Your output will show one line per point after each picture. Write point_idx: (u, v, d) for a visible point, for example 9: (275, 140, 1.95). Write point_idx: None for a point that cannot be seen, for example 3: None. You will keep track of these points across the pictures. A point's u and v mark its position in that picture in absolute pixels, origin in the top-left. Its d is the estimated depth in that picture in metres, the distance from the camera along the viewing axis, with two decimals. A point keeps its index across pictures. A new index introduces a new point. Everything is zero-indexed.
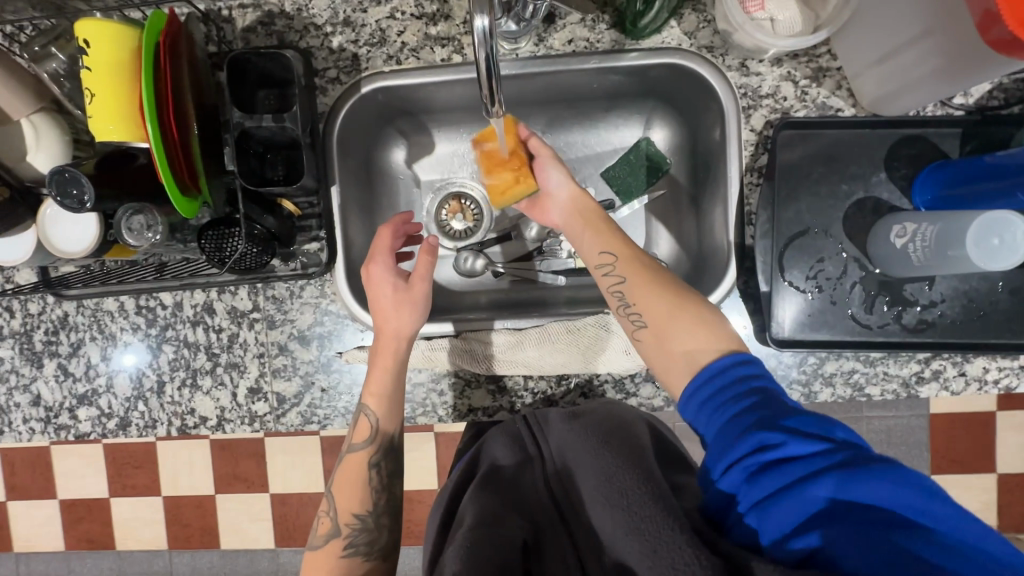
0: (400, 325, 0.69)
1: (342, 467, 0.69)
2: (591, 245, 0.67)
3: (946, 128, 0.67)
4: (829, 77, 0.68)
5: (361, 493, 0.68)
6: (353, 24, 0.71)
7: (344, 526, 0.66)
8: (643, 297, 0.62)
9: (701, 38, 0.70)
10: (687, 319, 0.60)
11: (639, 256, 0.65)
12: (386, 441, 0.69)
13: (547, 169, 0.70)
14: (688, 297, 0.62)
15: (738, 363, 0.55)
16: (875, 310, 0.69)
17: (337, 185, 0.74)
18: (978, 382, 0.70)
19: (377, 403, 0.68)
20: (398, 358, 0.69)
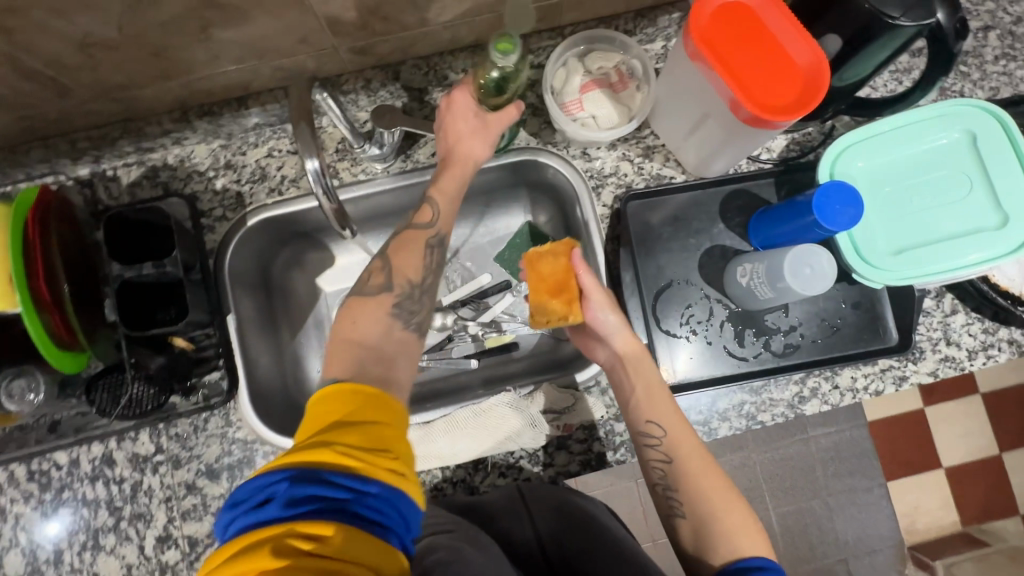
0: (475, 152, 0.71)
1: (400, 237, 0.68)
2: (646, 409, 0.66)
3: (761, 180, 0.79)
4: (658, 152, 0.79)
5: (416, 262, 0.66)
6: (234, 166, 0.78)
7: (397, 283, 0.64)
8: (696, 486, 0.62)
9: (545, 136, 0.80)
10: (731, 510, 0.61)
11: (691, 436, 0.65)
12: (443, 229, 0.69)
13: (604, 307, 0.68)
14: (728, 484, 0.63)
15: (762, 567, 0.56)
16: (746, 343, 0.77)
17: (233, 313, 0.77)
18: (850, 391, 0.77)
19: (448, 188, 0.71)
20: (472, 162, 0.72)
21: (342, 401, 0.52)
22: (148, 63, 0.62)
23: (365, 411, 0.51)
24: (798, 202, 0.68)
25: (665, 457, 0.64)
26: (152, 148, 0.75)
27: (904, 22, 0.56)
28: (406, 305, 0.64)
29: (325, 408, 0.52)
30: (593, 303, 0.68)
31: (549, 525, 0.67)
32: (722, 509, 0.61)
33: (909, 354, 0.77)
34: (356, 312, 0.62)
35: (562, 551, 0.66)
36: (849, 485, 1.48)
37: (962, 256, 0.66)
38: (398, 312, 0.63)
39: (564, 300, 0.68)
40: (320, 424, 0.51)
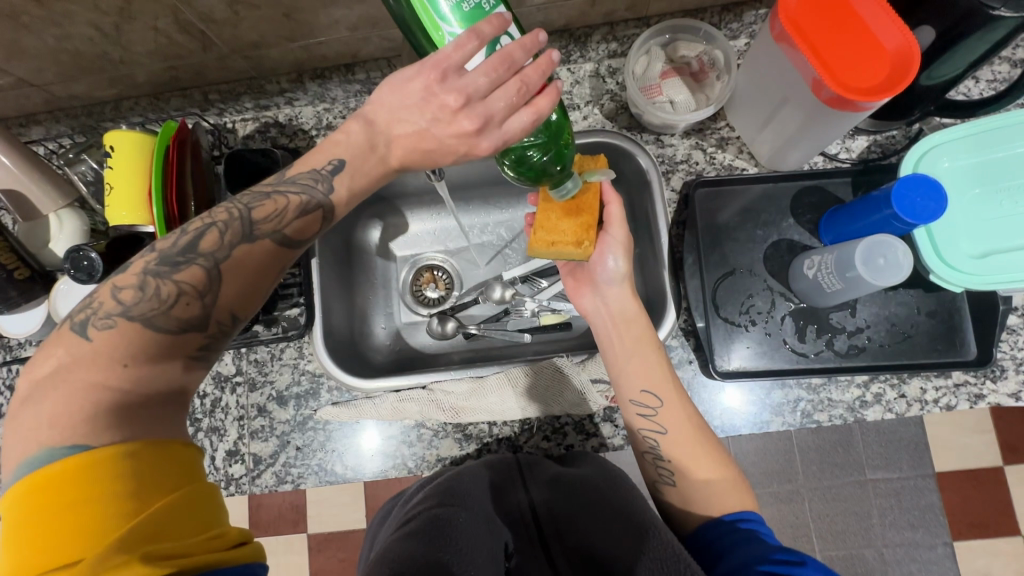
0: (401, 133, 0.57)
1: (233, 262, 0.50)
2: (637, 378, 0.68)
3: (837, 179, 0.78)
4: (731, 144, 0.81)
5: (250, 296, 0.51)
6: (334, 127, 0.87)
7: (213, 324, 0.49)
8: (683, 451, 0.65)
9: (620, 121, 0.83)
10: (714, 467, 0.64)
11: (682, 404, 0.67)
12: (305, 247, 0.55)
13: (613, 250, 0.72)
14: (713, 446, 0.66)
15: (743, 518, 0.58)
16: (807, 339, 0.75)
17: (317, 257, 0.83)
18: (918, 403, 0.74)
19: (345, 182, 0.56)
20: (371, 162, 0.57)
21: (100, 481, 0.38)
22: (279, 24, 0.71)
23: (136, 488, 0.39)
24: (874, 196, 0.67)
25: (657, 428, 0.66)
26: (268, 105, 0.86)
27: (1004, 12, 0.54)
28: (214, 346, 0.51)
29: (67, 509, 0.38)
30: (608, 240, 0.72)
31: (542, 491, 0.67)
32: (706, 468, 0.63)
33: (988, 371, 0.73)
34: (130, 345, 0.45)
35: (552, 510, 0.64)
36: (909, 538, 1.38)
37: None
38: (207, 354, 0.50)
39: (577, 228, 0.70)
40: (74, 526, 0.37)
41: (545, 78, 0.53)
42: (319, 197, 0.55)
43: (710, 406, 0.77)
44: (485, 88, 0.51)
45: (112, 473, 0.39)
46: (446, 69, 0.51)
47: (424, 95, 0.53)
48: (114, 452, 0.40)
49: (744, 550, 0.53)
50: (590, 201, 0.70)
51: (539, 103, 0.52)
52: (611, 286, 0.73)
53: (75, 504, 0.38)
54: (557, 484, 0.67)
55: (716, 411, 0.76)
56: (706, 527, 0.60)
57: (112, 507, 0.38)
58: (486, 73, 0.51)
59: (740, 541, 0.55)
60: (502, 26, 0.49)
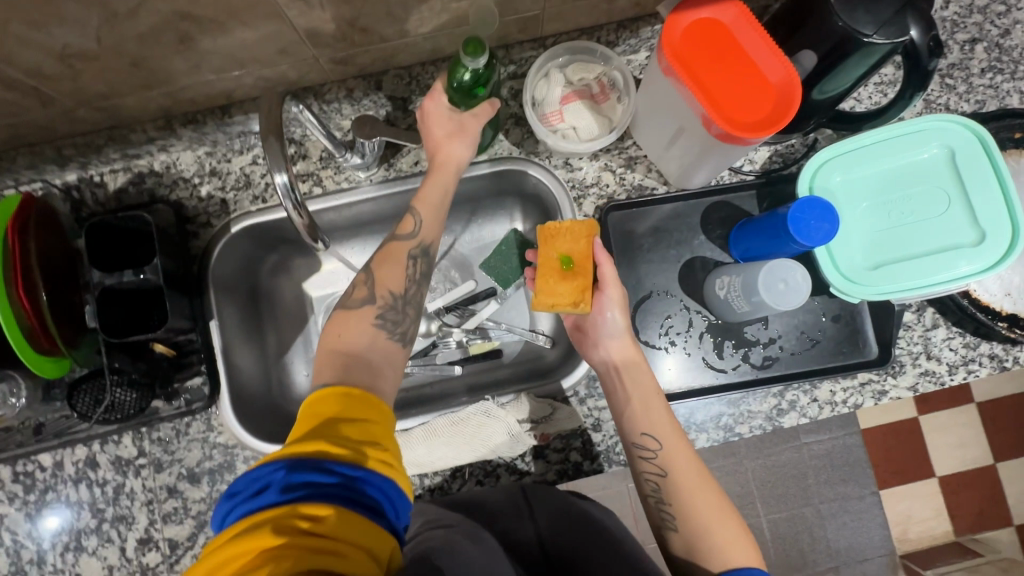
0: (451, 158, 0.71)
1: (384, 248, 0.69)
2: (640, 420, 0.68)
3: (743, 192, 0.79)
4: (640, 163, 0.80)
5: (398, 274, 0.67)
6: (219, 173, 0.79)
7: (379, 296, 0.65)
8: (687, 496, 0.64)
9: (528, 146, 0.80)
10: (715, 504, 0.64)
11: (687, 449, 0.66)
12: (427, 241, 0.70)
13: (609, 306, 0.71)
14: (718, 492, 0.65)
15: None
16: (724, 354, 0.77)
17: (216, 319, 0.77)
18: (828, 405, 0.77)
19: (432, 194, 0.71)
20: (445, 171, 0.72)
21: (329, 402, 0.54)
22: (129, 74, 0.63)
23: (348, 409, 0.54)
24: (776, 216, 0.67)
25: (659, 472, 0.66)
26: (139, 154, 0.77)
27: (876, 39, 0.55)
28: (388, 317, 0.65)
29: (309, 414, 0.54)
30: (604, 299, 0.71)
31: (550, 523, 0.67)
32: (710, 516, 0.63)
33: (888, 367, 0.77)
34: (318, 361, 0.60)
35: (561, 548, 0.66)
36: (841, 492, 1.50)
37: (936, 272, 0.67)
38: (383, 322, 0.65)
39: (574, 291, 0.70)
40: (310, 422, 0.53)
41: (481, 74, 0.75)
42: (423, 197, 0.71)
43: None
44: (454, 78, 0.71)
45: (338, 396, 0.54)
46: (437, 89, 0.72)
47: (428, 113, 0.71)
48: (343, 391, 0.55)
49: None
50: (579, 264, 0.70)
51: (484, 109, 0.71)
52: (612, 339, 0.72)
53: (314, 414, 0.53)
54: (566, 512, 0.67)
55: None
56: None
57: (338, 417, 0.53)
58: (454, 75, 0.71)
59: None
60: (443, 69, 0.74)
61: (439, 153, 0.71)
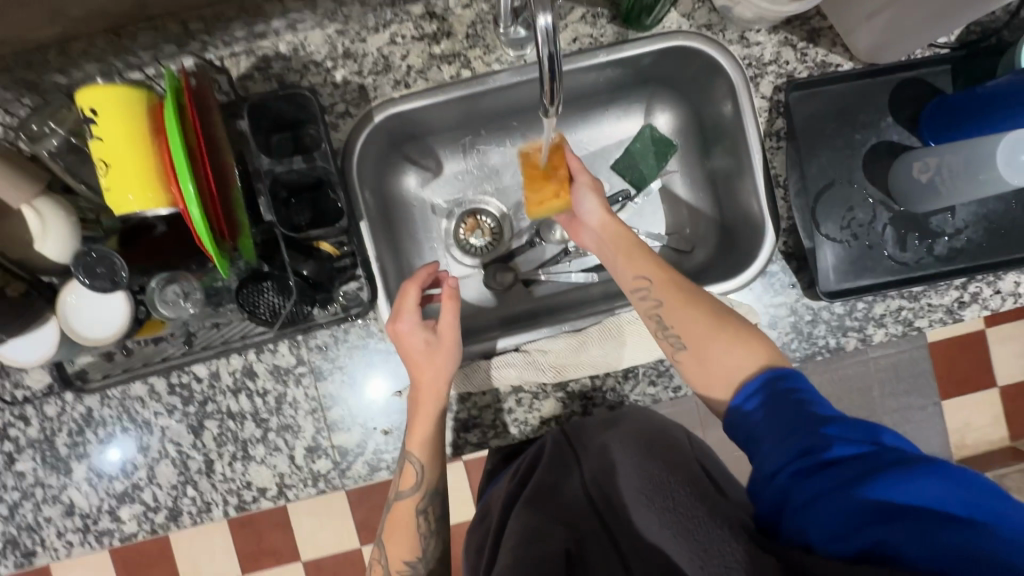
0: (436, 379, 0.66)
1: (391, 514, 0.70)
2: (626, 271, 0.69)
3: (939, 67, 0.71)
4: (824, 37, 0.72)
5: (411, 539, 0.69)
6: (354, 55, 0.70)
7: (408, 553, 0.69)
8: (683, 321, 0.64)
9: (699, 18, 0.72)
10: (767, 361, 0.59)
11: (677, 282, 0.67)
12: (430, 489, 0.69)
13: (585, 189, 0.74)
14: (711, 305, 0.65)
15: (783, 376, 0.56)
16: (909, 246, 0.72)
17: (365, 219, 0.72)
18: (1011, 297, 0.74)
19: (416, 450, 0.66)
20: (430, 403, 0.66)
21: None
22: None
23: None
24: (981, 94, 0.64)
25: (657, 306, 0.66)
26: (265, 33, 0.68)
27: None
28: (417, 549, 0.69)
29: None
30: (579, 186, 0.74)
31: (593, 463, 0.66)
32: (730, 350, 0.61)
33: None
34: None
35: (606, 492, 0.62)
36: (907, 404, 1.52)
37: None
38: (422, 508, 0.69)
39: (557, 189, 0.75)
40: None
41: (427, 271, 0.69)
42: (416, 472, 0.67)
43: (815, 330, 0.73)
44: (415, 315, 0.66)
45: None
46: (394, 326, 0.67)
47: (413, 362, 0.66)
48: None
49: (780, 432, 0.52)
50: (538, 185, 0.75)
51: (409, 292, 0.67)
52: (591, 218, 0.74)
53: None
54: (607, 454, 0.66)
55: (820, 333, 0.73)
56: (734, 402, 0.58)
57: None
58: (411, 308, 0.66)
59: (776, 422, 0.53)
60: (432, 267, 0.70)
61: (419, 389, 0.66)
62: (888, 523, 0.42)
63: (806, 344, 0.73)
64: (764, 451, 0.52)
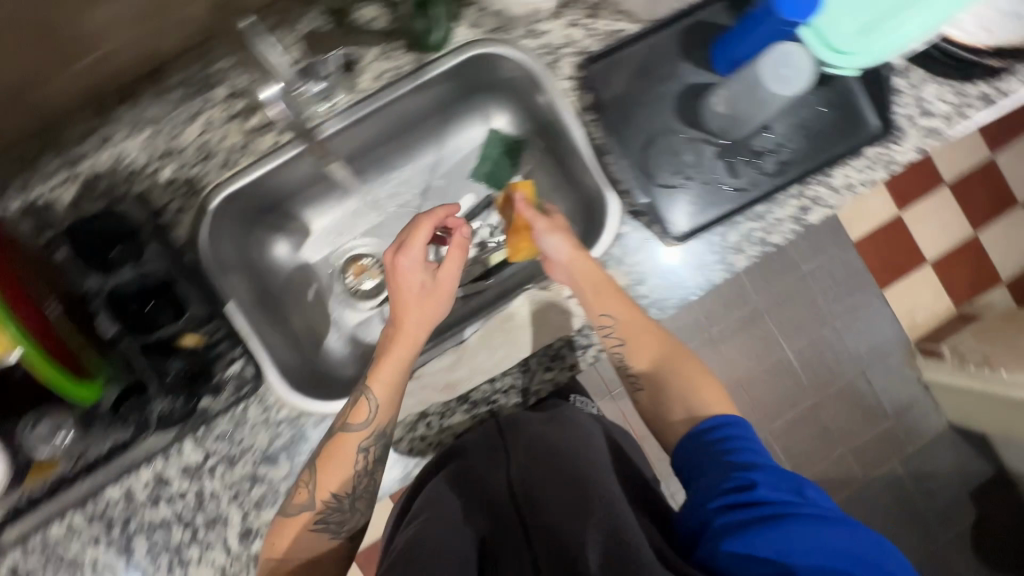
0: (417, 332, 0.68)
1: (333, 442, 0.66)
2: (593, 306, 0.72)
3: (715, 5, 0.76)
4: (604, 8, 0.76)
5: (346, 475, 0.65)
6: (174, 152, 0.72)
7: (321, 504, 0.65)
8: (645, 360, 0.72)
9: (486, 24, 0.75)
10: (718, 407, 0.65)
11: (642, 321, 0.72)
12: (380, 429, 0.66)
13: (548, 234, 0.74)
14: (675, 348, 0.73)
15: (733, 426, 0.61)
16: (739, 172, 0.77)
17: (232, 300, 0.73)
18: (847, 189, 0.79)
19: (382, 392, 0.66)
20: (399, 345, 0.67)
21: None
22: None
23: None
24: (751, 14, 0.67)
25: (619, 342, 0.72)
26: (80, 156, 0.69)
27: None
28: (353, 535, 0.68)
29: None
30: (541, 227, 0.75)
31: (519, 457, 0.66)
32: (685, 384, 0.69)
33: (891, 135, 0.78)
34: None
35: (528, 487, 0.61)
36: (852, 304, 1.58)
37: (919, 20, 0.67)
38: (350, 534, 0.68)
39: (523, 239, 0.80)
40: None
41: (459, 211, 0.71)
42: (370, 409, 0.66)
43: (682, 275, 0.77)
44: (417, 257, 0.68)
45: None
46: (375, 277, 0.68)
47: (412, 300, 0.68)
48: None
49: (716, 471, 0.57)
50: (518, 230, 0.81)
51: (423, 228, 0.68)
52: (556, 251, 0.73)
53: None
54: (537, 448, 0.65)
55: (687, 276, 0.77)
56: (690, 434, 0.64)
57: None
58: (420, 244, 0.68)
59: (709, 466, 0.58)
60: (462, 208, 0.71)
61: (401, 330, 0.67)
62: (772, 565, 0.46)
63: (677, 291, 0.77)
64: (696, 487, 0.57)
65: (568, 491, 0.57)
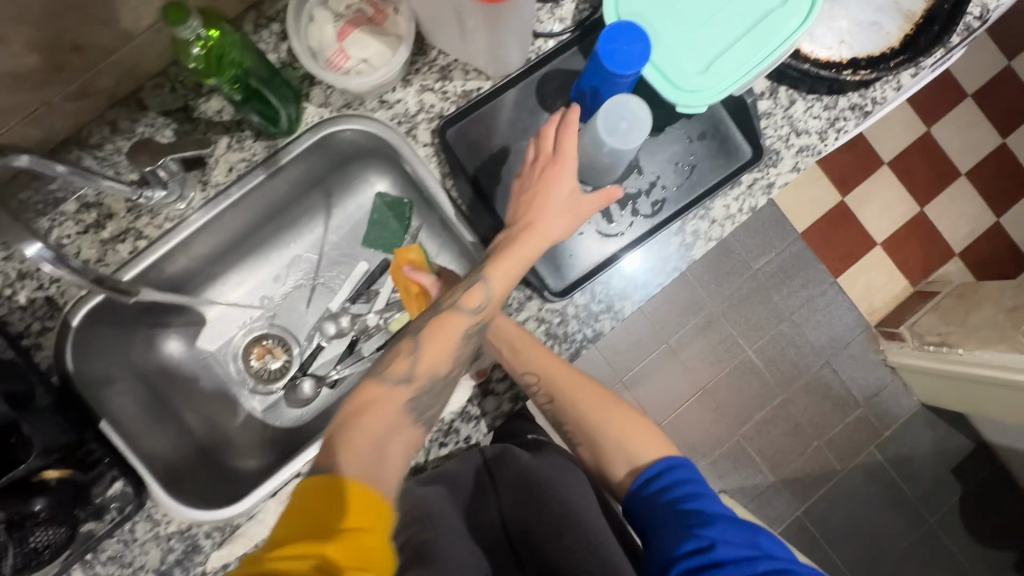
0: (550, 226, 0.66)
1: (438, 318, 0.64)
2: (515, 365, 0.69)
3: (567, 52, 0.75)
4: (455, 69, 0.75)
5: (446, 358, 0.63)
6: (29, 274, 0.71)
7: (420, 379, 0.61)
8: (577, 416, 0.71)
9: (335, 101, 0.74)
10: (656, 453, 0.68)
11: (573, 376, 0.71)
12: (484, 321, 0.66)
13: None
14: (617, 404, 0.72)
15: (677, 470, 0.65)
16: (614, 218, 0.75)
17: (106, 418, 0.72)
18: (727, 220, 0.77)
19: (501, 284, 0.65)
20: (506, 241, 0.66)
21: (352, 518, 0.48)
22: None
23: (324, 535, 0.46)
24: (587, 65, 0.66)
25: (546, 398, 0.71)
26: None
27: None
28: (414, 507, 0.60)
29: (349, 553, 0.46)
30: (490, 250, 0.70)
31: (508, 499, 0.69)
32: (618, 433, 0.69)
33: (765, 160, 0.77)
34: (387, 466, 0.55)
35: (522, 525, 0.68)
36: (807, 297, 1.51)
37: (765, 46, 0.66)
38: None
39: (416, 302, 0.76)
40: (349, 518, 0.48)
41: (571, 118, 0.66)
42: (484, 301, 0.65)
43: (568, 328, 0.75)
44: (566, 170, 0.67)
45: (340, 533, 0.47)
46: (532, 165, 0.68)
47: (568, 201, 0.67)
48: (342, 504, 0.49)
49: (672, 526, 0.60)
50: (414, 297, 0.76)
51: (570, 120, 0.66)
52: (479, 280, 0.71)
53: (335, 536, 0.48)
54: (523, 488, 0.68)
55: (574, 329, 0.75)
56: (631, 492, 0.67)
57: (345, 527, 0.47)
58: (568, 155, 0.67)
59: (663, 519, 0.61)
60: (574, 112, 0.66)
61: (534, 226, 0.66)
62: None
63: (565, 344, 0.75)
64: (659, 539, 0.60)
65: (581, 547, 0.63)
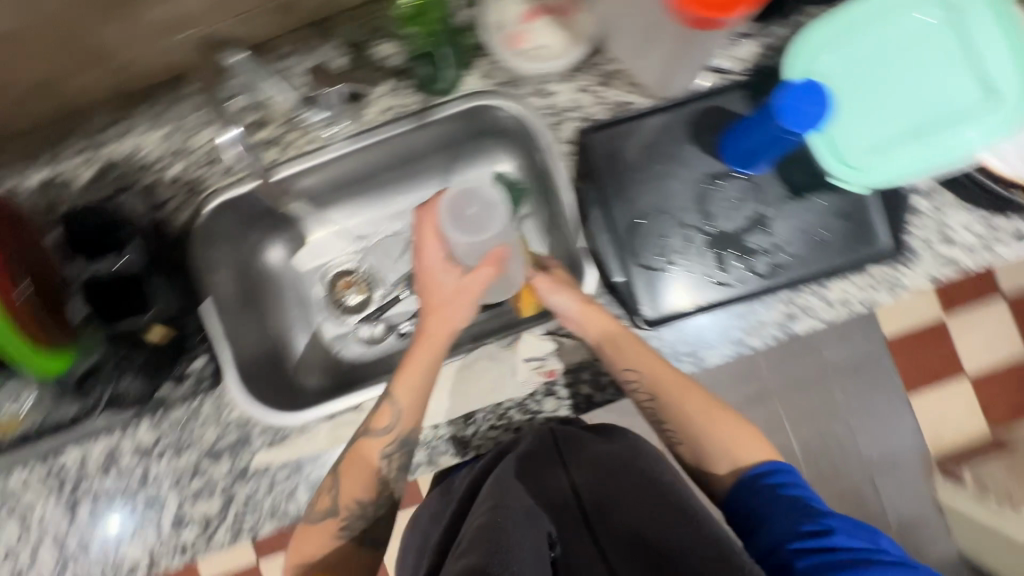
0: (441, 301, 0.68)
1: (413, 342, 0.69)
2: (613, 356, 0.68)
3: (732, 93, 0.74)
4: (617, 78, 0.75)
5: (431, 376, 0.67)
6: (184, 152, 0.76)
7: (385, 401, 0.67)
8: (673, 407, 0.66)
9: (497, 76, 0.76)
10: (762, 453, 0.63)
11: (669, 368, 0.67)
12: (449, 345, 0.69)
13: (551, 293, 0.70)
14: (719, 403, 0.67)
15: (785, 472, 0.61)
16: (727, 268, 0.74)
17: (209, 298, 0.77)
18: (842, 304, 0.74)
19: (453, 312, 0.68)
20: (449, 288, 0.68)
21: None
22: None
23: None
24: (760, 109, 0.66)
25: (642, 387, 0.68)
26: (100, 143, 0.75)
27: None
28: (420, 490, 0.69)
29: None
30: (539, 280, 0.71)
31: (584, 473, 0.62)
32: (716, 431, 0.65)
33: (902, 258, 0.73)
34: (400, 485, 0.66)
35: (598, 495, 0.59)
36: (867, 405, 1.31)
37: (949, 140, 0.64)
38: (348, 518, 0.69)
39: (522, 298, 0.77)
40: None
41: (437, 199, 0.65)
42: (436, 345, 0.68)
43: None
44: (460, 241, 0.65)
45: None
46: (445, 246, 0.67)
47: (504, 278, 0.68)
48: None
49: (788, 518, 0.56)
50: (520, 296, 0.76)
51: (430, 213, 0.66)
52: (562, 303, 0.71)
53: None
54: (610, 472, 0.61)
55: None
56: (732, 489, 0.62)
57: None
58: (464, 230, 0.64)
59: (769, 508, 0.58)
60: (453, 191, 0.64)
61: (457, 294, 0.67)
62: None
63: None
64: (771, 532, 0.56)
65: (665, 518, 0.55)
